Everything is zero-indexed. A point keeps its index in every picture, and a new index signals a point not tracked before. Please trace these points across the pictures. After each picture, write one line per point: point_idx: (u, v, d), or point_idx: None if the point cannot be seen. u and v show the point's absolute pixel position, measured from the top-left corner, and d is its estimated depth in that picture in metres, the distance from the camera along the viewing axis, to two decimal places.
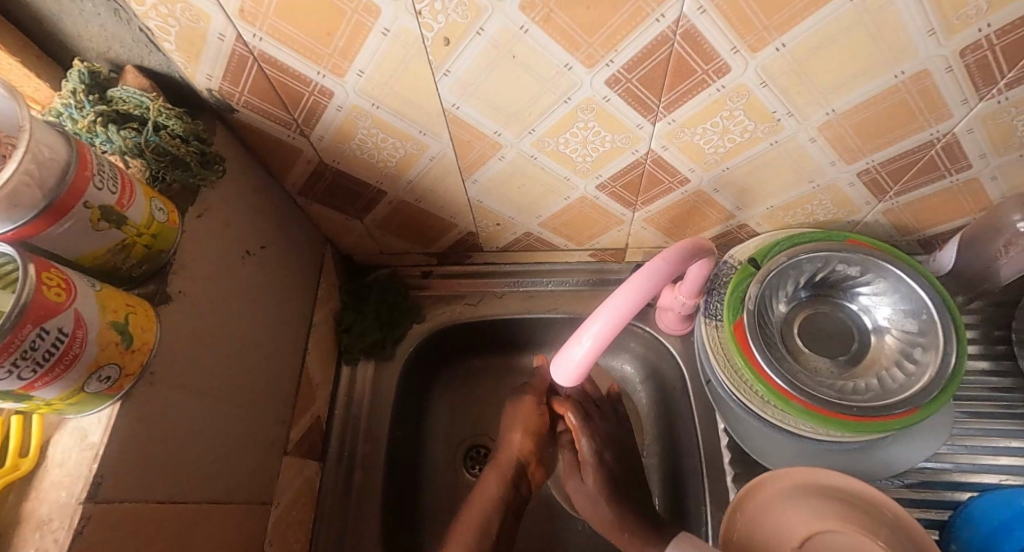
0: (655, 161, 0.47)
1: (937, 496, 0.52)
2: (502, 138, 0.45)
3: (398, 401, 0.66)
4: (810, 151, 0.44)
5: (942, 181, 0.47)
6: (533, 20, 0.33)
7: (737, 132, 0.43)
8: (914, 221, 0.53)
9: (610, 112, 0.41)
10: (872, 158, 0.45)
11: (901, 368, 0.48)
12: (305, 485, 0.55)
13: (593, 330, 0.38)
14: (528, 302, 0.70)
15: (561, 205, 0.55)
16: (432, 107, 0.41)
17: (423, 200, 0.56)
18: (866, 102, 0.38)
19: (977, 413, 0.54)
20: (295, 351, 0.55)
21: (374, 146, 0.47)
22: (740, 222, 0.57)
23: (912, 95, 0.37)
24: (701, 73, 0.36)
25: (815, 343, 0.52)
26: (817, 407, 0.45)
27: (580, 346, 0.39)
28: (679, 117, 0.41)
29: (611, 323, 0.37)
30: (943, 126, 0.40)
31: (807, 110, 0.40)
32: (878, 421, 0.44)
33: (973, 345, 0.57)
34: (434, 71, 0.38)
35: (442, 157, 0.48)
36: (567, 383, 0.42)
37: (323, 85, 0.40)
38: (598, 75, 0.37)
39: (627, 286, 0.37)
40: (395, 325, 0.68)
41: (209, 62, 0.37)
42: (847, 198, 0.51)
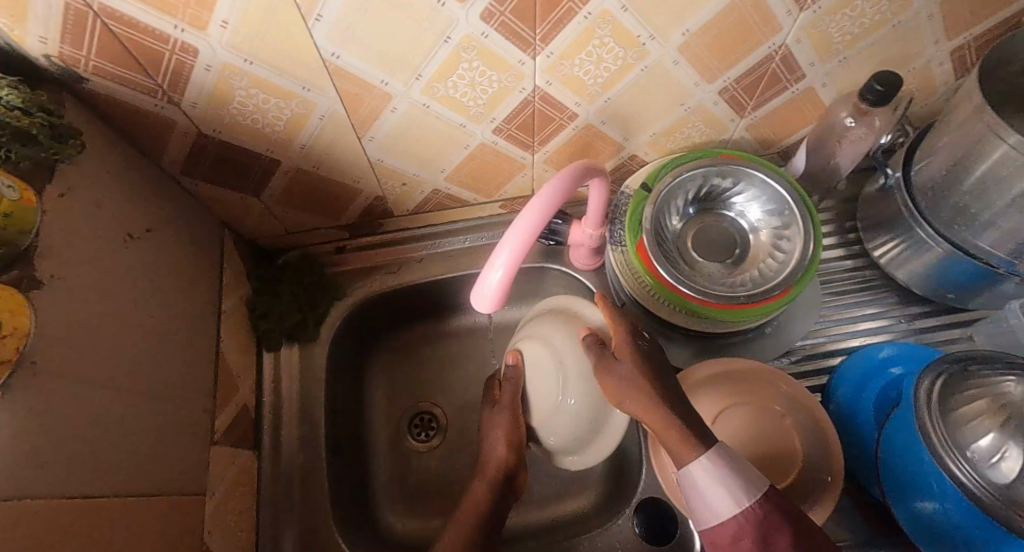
0: (542, 98, 0.50)
1: (816, 365, 0.62)
2: (391, 88, 0.45)
3: (330, 380, 0.65)
4: (676, 74, 0.49)
5: (787, 91, 0.54)
6: None
7: (610, 60, 0.46)
8: (771, 133, 0.61)
9: (491, 48, 0.43)
10: (727, 76, 0.50)
11: (774, 258, 0.55)
12: (242, 474, 0.53)
13: (509, 248, 0.39)
14: (449, 262, 0.71)
15: (463, 155, 0.56)
16: (310, 59, 0.40)
17: (321, 166, 0.54)
18: (712, 20, 0.43)
19: (839, 292, 0.64)
20: (206, 340, 0.52)
21: (255, 109, 0.45)
22: (631, 154, 0.61)
23: (748, 10, 0.43)
24: (568, 1, 0.39)
25: (706, 251, 0.58)
26: (711, 301, 0.52)
27: (496, 270, 0.40)
28: (555, 49, 0.44)
29: (520, 242, 0.39)
30: (777, 38, 0.46)
31: (666, 32, 0.44)
32: (760, 304, 0.52)
33: (831, 236, 0.67)
34: (305, 17, 0.37)
35: (332, 115, 0.47)
36: (487, 311, 0.41)
37: (184, 41, 0.37)
38: (472, 10, 0.38)
39: (533, 208, 0.39)
40: (315, 303, 0.66)
41: (39, 21, 0.33)
42: (715, 118, 0.57)
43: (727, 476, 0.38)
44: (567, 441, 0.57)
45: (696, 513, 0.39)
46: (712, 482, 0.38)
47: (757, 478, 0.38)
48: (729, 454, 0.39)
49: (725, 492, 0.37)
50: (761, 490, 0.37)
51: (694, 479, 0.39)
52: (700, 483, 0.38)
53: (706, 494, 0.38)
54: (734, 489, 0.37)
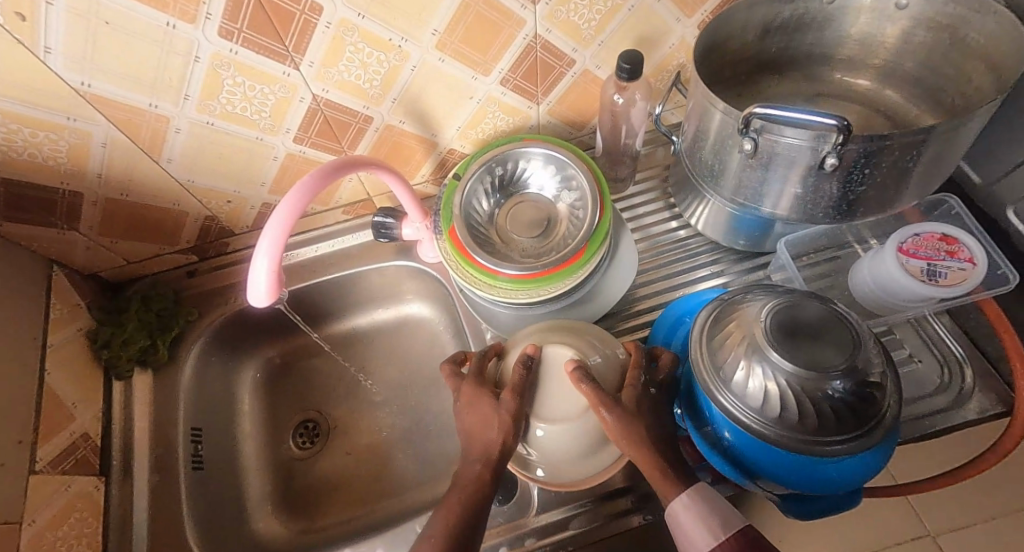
0: (328, 105, 0.53)
1: (644, 320, 0.66)
2: (163, 110, 0.47)
3: (188, 399, 0.66)
4: (448, 70, 0.53)
5: (566, 76, 0.59)
6: None
7: (375, 64, 0.50)
8: (573, 115, 0.66)
9: (246, 63, 0.46)
10: (499, 68, 0.55)
11: (576, 228, 0.59)
12: (77, 501, 0.53)
13: (269, 235, 0.41)
14: (303, 272, 0.73)
15: (275, 167, 0.59)
16: (60, 89, 0.42)
17: (129, 192, 0.55)
18: (453, 18, 0.48)
19: (663, 251, 0.70)
20: (24, 374, 0.52)
21: (27, 143, 0.46)
22: (446, 148, 0.65)
23: (482, 6, 0.47)
24: (299, 13, 0.43)
25: (521, 228, 0.62)
26: (519, 274, 0.56)
27: (262, 260, 0.42)
28: (314, 58, 0.47)
29: (279, 230, 0.41)
30: (527, 30, 0.51)
31: (415, 33, 0.48)
32: (561, 269, 0.56)
33: (654, 202, 0.73)
34: (31, 50, 0.39)
35: (115, 142, 0.49)
36: (265, 302, 0.43)
37: None
38: (207, 30, 0.42)
39: (288, 199, 0.42)
40: (166, 328, 0.67)
41: None
42: (511, 107, 0.61)
43: (706, 517, 0.40)
44: (555, 453, 0.51)
45: (681, 549, 0.41)
46: (694, 523, 0.40)
47: (736, 517, 0.40)
48: (710, 495, 0.41)
49: (704, 530, 0.39)
50: (738, 528, 0.39)
51: (681, 513, 0.40)
52: (683, 521, 0.40)
53: (690, 532, 0.40)
54: (710, 525, 0.39)
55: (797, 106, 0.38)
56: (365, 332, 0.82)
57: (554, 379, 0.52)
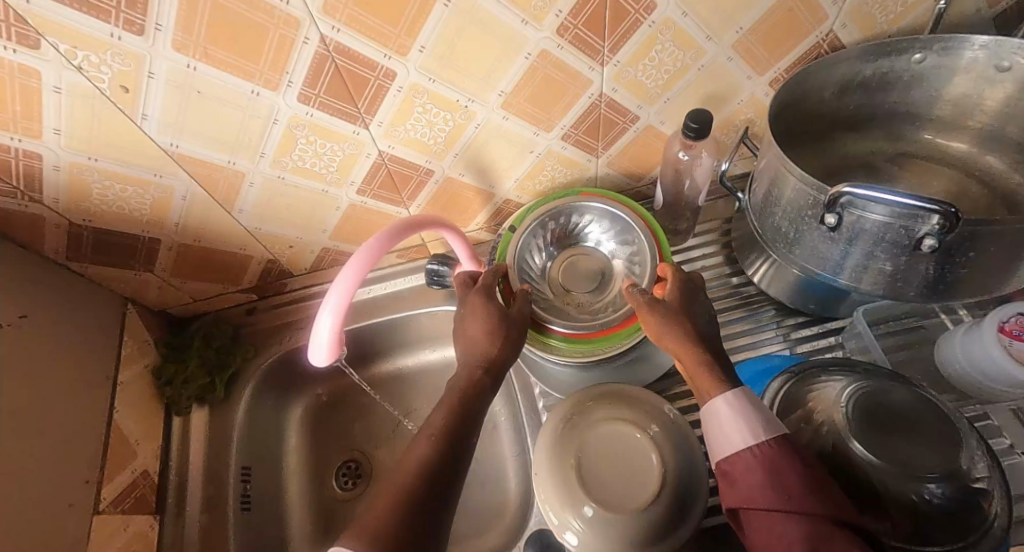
0: (392, 160, 0.54)
1: None
2: (239, 166, 0.49)
3: (240, 437, 0.67)
4: (511, 127, 0.53)
5: (628, 132, 0.58)
6: (194, 59, 0.38)
7: (441, 123, 0.51)
8: (633, 168, 0.65)
9: (320, 124, 0.47)
10: (562, 124, 0.55)
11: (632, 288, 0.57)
12: (135, 542, 0.54)
13: (336, 291, 0.42)
14: (356, 314, 0.74)
15: (338, 216, 0.60)
16: (151, 151, 0.45)
17: (202, 239, 0.58)
18: (521, 80, 0.48)
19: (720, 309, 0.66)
20: (96, 414, 0.55)
21: (117, 197, 0.49)
22: (503, 199, 0.65)
23: (550, 69, 0.47)
24: (374, 79, 0.44)
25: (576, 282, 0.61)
26: (570, 334, 0.56)
27: (326, 318, 0.42)
28: (384, 118, 0.48)
29: (346, 291, 0.42)
30: (592, 89, 0.51)
31: (483, 94, 0.48)
32: (614, 333, 0.55)
33: (713, 257, 0.69)
34: (131, 117, 0.41)
35: (194, 195, 0.51)
36: (324, 359, 0.43)
37: (25, 148, 0.41)
38: (288, 95, 0.43)
39: (356, 259, 0.42)
40: (224, 365, 0.69)
41: None
42: (571, 160, 0.61)
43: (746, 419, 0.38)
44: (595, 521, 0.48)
45: (717, 453, 0.38)
46: (735, 421, 0.38)
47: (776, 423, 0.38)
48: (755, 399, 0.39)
49: (747, 424, 0.37)
50: (779, 433, 0.37)
51: (718, 413, 0.39)
52: (725, 415, 0.38)
53: (730, 430, 0.38)
54: (752, 427, 0.37)
55: (888, 187, 0.35)
56: (410, 373, 0.81)
57: (614, 441, 0.52)
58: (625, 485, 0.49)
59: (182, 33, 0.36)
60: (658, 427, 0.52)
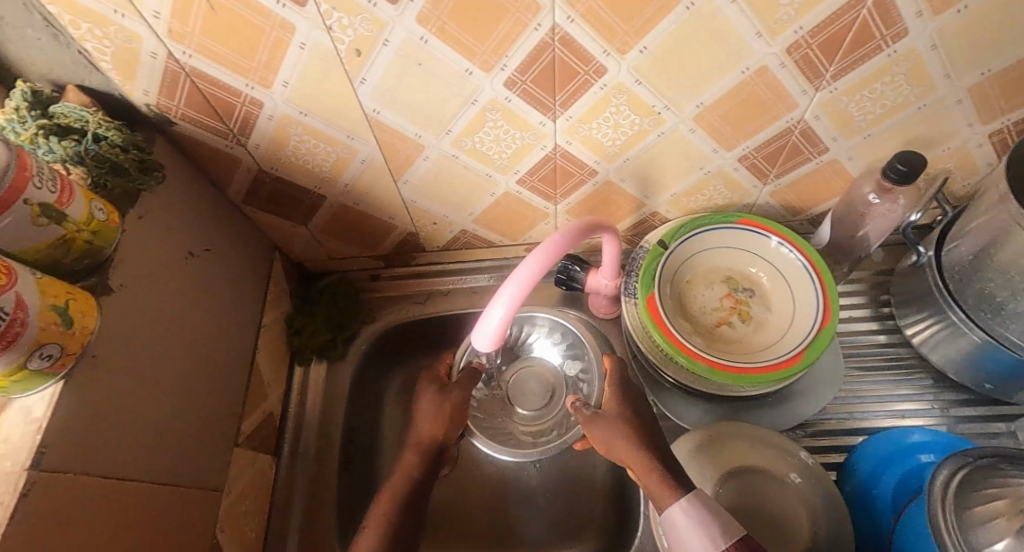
0: (563, 155, 0.53)
1: (835, 442, 0.59)
2: (424, 140, 0.50)
3: (350, 397, 0.69)
4: (693, 141, 0.51)
5: (809, 162, 0.54)
6: (430, 32, 0.38)
7: (627, 126, 0.49)
8: (797, 200, 0.61)
9: (514, 111, 0.47)
10: (746, 144, 0.52)
11: (789, 331, 0.54)
12: (258, 478, 0.57)
13: (511, 288, 0.42)
14: (473, 298, 0.75)
15: (490, 201, 0.61)
16: (355, 113, 0.46)
17: (361, 203, 0.60)
18: (725, 95, 0.45)
19: (867, 368, 0.61)
20: (245, 352, 0.58)
21: (307, 152, 0.51)
22: (651, 210, 0.63)
23: (760, 87, 0.44)
24: (583, 73, 0.43)
25: (721, 311, 0.58)
26: (717, 365, 0.52)
27: (497, 310, 0.43)
28: (574, 113, 0.48)
29: (520, 289, 0.42)
30: (795, 113, 0.48)
31: (680, 103, 0.47)
32: (764, 374, 0.51)
33: (861, 309, 0.65)
34: (351, 78, 0.43)
35: (373, 160, 0.53)
36: (486, 345, 0.45)
37: (253, 96, 0.44)
38: (497, 79, 0.43)
39: (534, 255, 0.42)
40: (345, 325, 0.72)
41: (145, 78, 0.41)
42: (736, 183, 0.58)
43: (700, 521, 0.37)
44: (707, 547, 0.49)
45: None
46: (691, 527, 0.37)
47: (736, 527, 0.38)
48: (714, 506, 0.39)
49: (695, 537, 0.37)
50: (737, 537, 0.36)
51: (676, 517, 0.38)
52: (679, 523, 0.38)
53: (688, 536, 0.37)
54: (711, 532, 0.36)
55: None
56: None
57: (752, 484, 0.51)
58: (741, 523, 0.50)
59: (430, 6, 0.36)
60: (797, 476, 0.51)
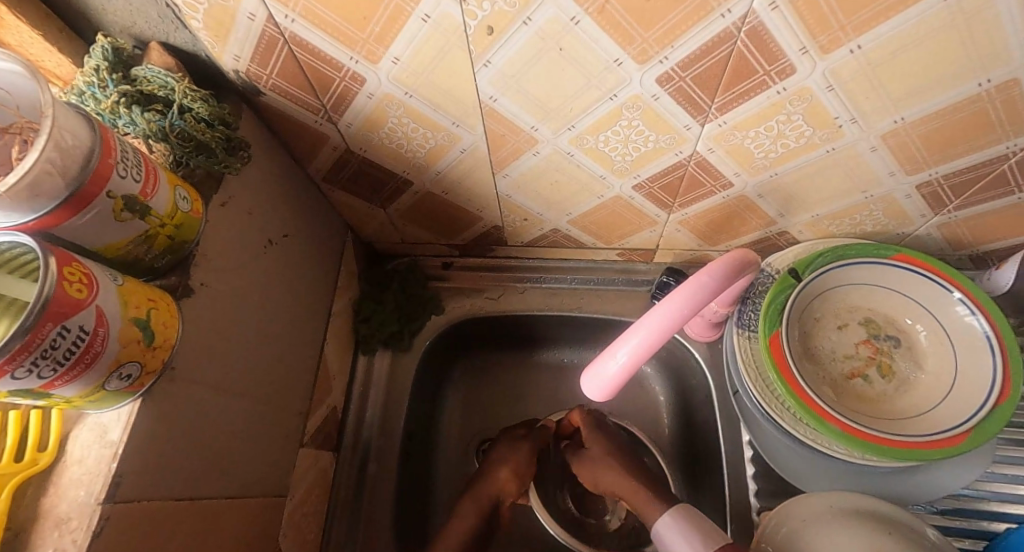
0: (698, 164, 0.45)
1: (971, 525, 0.50)
2: (539, 134, 0.43)
3: (413, 394, 0.65)
4: (870, 160, 0.41)
5: (1008, 197, 0.44)
6: (586, 12, 0.30)
7: (792, 137, 0.40)
8: (969, 236, 0.50)
9: (657, 110, 0.38)
10: (937, 170, 0.41)
11: (947, 398, 0.45)
12: (320, 475, 0.55)
13: (628, 345, 0.36)
14: (550, 299, 0.68)
15: (594, 203, 0.53)
16: (468, 99, 0.39)
17: (450, 192, 0.54)
18: (940, 112, 0.35)
19: (1019, 442, 0.52)
20: (315, 345, 0.54)
21: (403, 136, 0.45)
22: (781, 229, 0.54)
23: (994, 106, 0.34)
24: (762, 73, 0.34)
25: (856, 360, 0.50)
26: (855, 431, 0.43)
27: (613, 363, 0.37)
28: (732, 119, 0.39)
29: (645, 343, 0.36)
30: (1022, 140, 0.37)
31: (874, 117, 0.37)
32: (916, 450, 0.43)
33: None
34: (474, 61, 0.35)
35: (474, 150, 0.46)
36: (597, 398, 0.40)
37: (356, 71, 0.37)
38: (650, 72, 0.34)
39: (671, 300, 0.34)
40: (415, 316, 0.66)
41: (237, 42, 0.35)
42: (900, 211, 0.48)
43: (684, 530, 0.44)
44: None
45: None
46: (675, 534, 0.45)
47: (718, 532, 0.43)
48: (693, 515, 0.46)
49: (682, 542, 0.44)
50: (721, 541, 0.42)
51: (662, 529, 0.46)
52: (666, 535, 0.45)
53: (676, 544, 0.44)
54: (692, 538, 0.43)
55: None
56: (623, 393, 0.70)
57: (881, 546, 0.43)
58: None
59: None
60: None
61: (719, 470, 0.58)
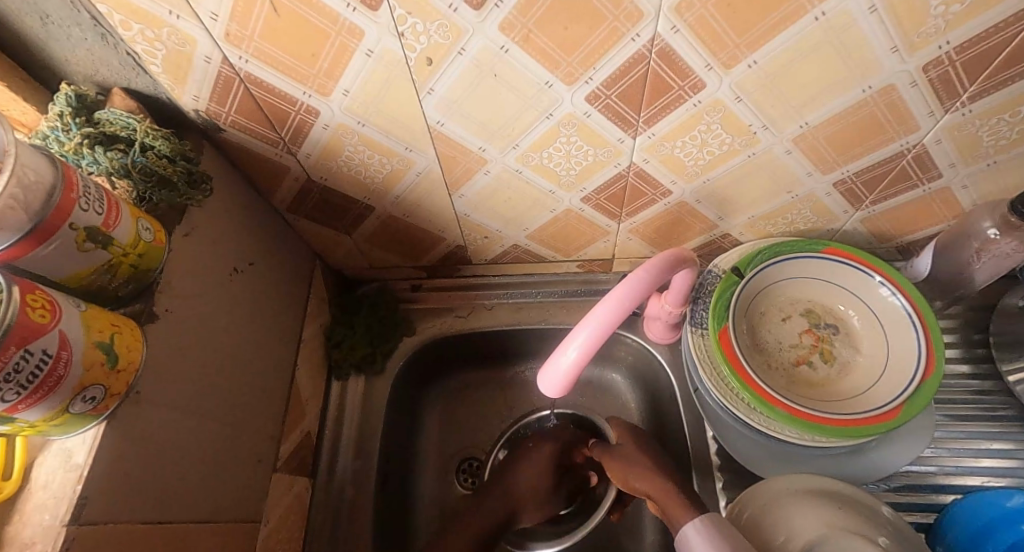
0: (637, 174, 0.49)
1: (923, 499, 0.53)
2: (487, 154, 0.46)
3: (388, 415, 0.66)
4: (787, 162, 0.46)
5: (914, 190, 0.48)
6: (513, 41, 0.33)
7: (715, 145, 0.44)
8: (890, 228, 0.55)
9: (591, 127, 0.42)
10: (847, 168, 0.46)
11: (882, 378, 0.49)
12: (295, 501, 0.55)
13: (577, 341, 0.39)
14: (518, 314, 0.71)
15: (548, 217, 0.57)
16: (417, 125, 0.42)
17: (411, 215, 0.56)
18: (837, 116, 0.40)
19: (958, 416, 0.56)
20: (286, 370, 0.55)
21: (361, 163, 0.48)
22: (723, 232, 0.58)
23: (881, 108, 0.39)
24: (677, 88, 0.38)
25: (800, 349, 0.53)
26: (801, 412, 0.46)
27: (565, 358, 0.40)
28: (658, 131, 0.42)
29: (592, 338, 0.38)
30: (913, 137, 0.42)
31: (782, 123, 0.41)
32: (857, 427, 0.46)
33: (952, 349, 0.59)
34: (418, 90, 0.38)
35: (429, 173, 0.49)
36: (553, 394, 0.43)
37: (309, 104, 0.40)
38: (578, 92, 0.38)
39: (612, 295, 0.37)
40: (386, 338, 0.67)
41: (195, 84, 0.38)
42: (825, 208, 0.52)
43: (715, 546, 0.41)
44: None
45: None
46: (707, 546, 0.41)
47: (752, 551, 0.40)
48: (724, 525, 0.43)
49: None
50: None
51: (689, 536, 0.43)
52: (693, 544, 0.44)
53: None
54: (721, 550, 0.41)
55: None
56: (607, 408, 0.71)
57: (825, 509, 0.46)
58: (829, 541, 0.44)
59: (517, 13, 0.31)
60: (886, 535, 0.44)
61: (688, 465, 0.59)
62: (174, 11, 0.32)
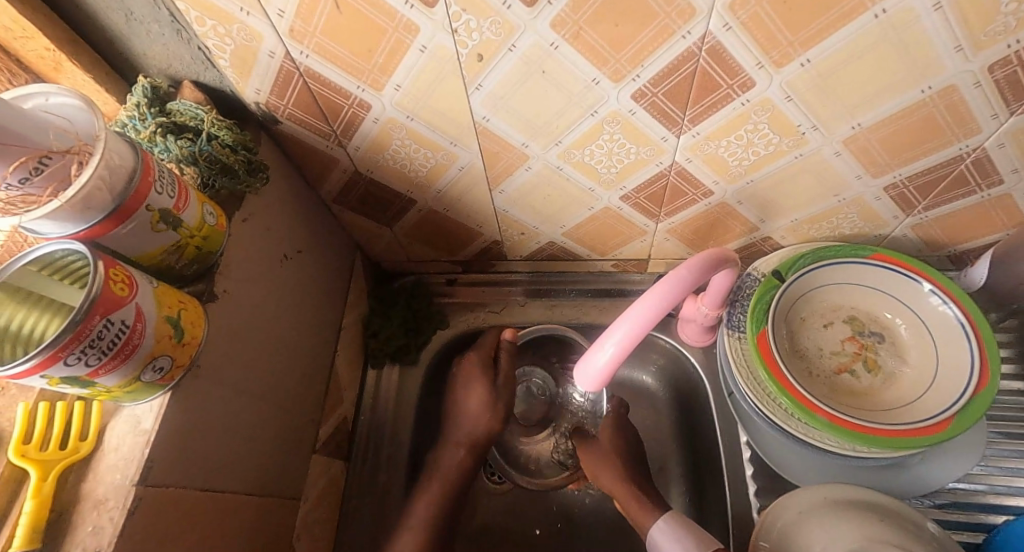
0: (679, 173, 0.48)
1: (971, 518, 0.51)
2: (529, 150, 0.47)
3: (420, 405, 0.67)
4: (836, 165, 0.45)
5: (972, 196, 0.46)
6: (563, 37, 0.34)
7: (761, 145, 0.43)
8: (944, 235, 0.53)
9: (635, 124, 0.42)
10: (900, 171, 0.44)
11: (930, 390, 0.47)
12: (331, 483, 0.57)
13: (614, 337, 0.39)
14: (549, 311, 0.71)
15: (585, 215, 0.57)
16: (463, 120, 0.43)
17: (451, 209, 0.58)
18: (892, 117, 0.39)
19: (1013, 435, 0.53)
20: (326, 355, 0.57)
21: (406, 157, 0.49)
22: (765, 235, 0.57)
23: (940, 109, 0.38)
24: (726, 87, 0.37)
25: (842, 356, 0.52)
26: (842, 420, 0.45)
27: (602, 353, 0.40)
28: (704, 130, 0.42)
29: (630, 334, 0.39)
30: (973, 140, 0.40)
31: (833, 123, 0.40)
32: (902, 438, 0.44)
33: (1007, 365, 0.56)
34: (467, 85, 0.39)
35: (471, 168, 0.50)
36: (587, 389, 0.43)
37: (362, 99, 0.42)
38: (625, 90, 0.38)
39: (651, 293, 0.37)
40: (421, 330, 0.69)
41: (258, 77, 0.40)
42: (874, 213, 0.51)
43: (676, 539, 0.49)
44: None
45: None
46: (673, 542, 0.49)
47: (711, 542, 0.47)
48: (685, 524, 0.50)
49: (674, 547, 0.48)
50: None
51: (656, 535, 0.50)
52: (660, 542, 0.49)
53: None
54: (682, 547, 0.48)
55: None
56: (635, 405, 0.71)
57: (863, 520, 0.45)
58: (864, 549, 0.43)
59: (570, 10, 0.31)
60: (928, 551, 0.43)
61: (719, 470, 0.59)
62: (245, 8, 0.34)
